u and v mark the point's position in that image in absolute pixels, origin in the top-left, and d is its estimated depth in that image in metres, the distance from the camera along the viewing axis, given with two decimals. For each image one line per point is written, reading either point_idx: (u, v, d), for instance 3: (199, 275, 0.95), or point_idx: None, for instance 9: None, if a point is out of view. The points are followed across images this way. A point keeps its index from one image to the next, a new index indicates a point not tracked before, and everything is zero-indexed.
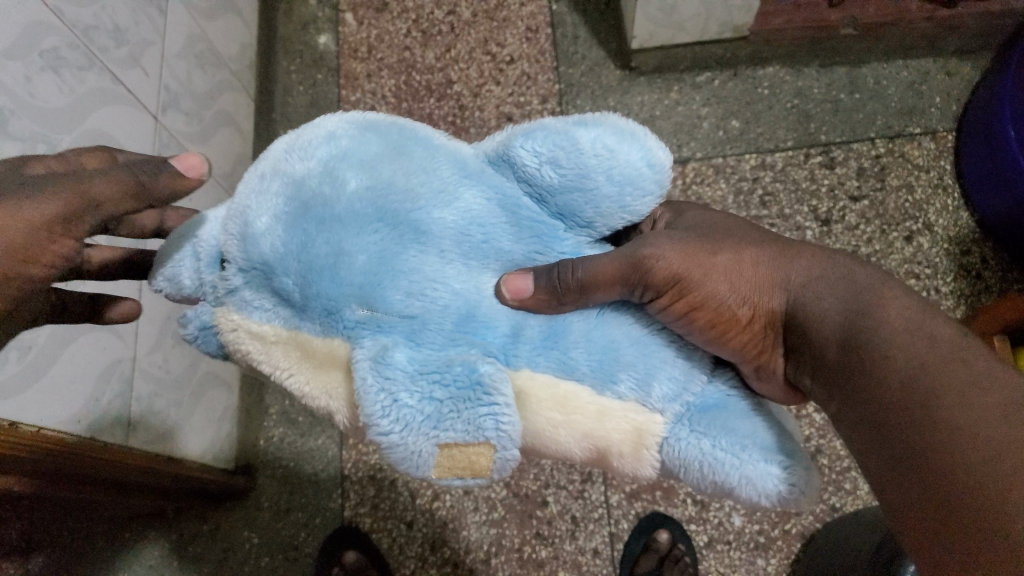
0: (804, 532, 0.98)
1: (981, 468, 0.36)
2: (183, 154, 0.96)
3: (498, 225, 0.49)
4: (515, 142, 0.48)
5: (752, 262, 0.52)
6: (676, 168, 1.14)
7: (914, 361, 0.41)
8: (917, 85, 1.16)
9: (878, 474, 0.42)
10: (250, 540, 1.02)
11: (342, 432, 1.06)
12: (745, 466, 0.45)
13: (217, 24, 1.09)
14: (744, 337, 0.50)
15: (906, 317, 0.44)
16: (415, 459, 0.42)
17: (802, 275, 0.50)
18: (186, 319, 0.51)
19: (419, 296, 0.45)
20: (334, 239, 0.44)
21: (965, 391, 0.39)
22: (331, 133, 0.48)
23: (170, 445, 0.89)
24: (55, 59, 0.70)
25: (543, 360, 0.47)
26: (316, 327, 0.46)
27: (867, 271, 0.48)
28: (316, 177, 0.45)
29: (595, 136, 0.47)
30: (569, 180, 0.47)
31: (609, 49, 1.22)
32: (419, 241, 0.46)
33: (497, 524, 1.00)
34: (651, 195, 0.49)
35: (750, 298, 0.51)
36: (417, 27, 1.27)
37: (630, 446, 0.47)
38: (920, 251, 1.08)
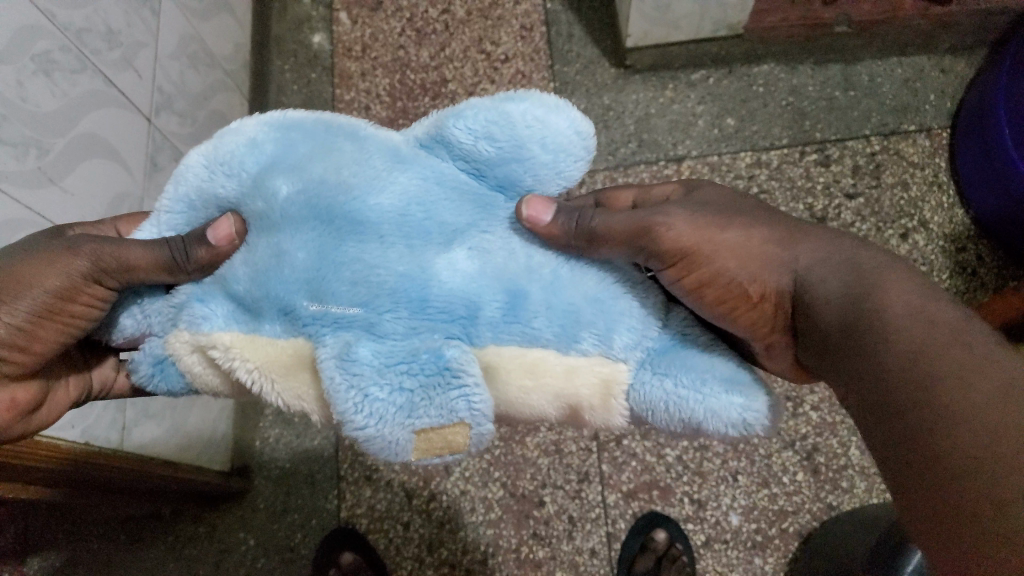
0: (801, 530, 0.98)
1: (978, 458, 0.36)
2: (176, 155, 0.95)
3: (442, 205, 0.48)
4: (447, 124, 0.49)
5: (760, 240, 0.51)
6: (672, 167, 1.14)
7: (910, 350, 0.41)
8: (911, 82, 1.17)
9: (881, 455, 0.42)
10: (246, 541, 1.02)
11: (338, 433, 1.05)
12: (708, 399, 0.47)
13: (211, 24, 1.09)
14: (750, 315, 0.51)
15: (908, 303, 0.43)
16: (394, 446, 0.44)
17: (809, 257, 0.49)
18: (137, 364, 0.53)
19: (365, 282, 0.45)
20: (276, 243, 0.46)
21: (965, 380, 0.39)
22: (252, 139, 0.49)
23: (165, 448, 0.89)
24: (47, 62, 0.70)
25: (507, 334, 0.46)
26: (278, 328, 0.46)
27: (870, 253, 0.48)
28: (250, 193, 0.48)
29: (524, 108, 0.48)
30: (506, 151, 0.49)
31: (604, 47, 1.22)
32: (358, 232, 0.46)
33: (494, 525, 1.00)
34: (581, 158, 0.52)
35: (760, 278, 0.50)
36: (411, 25, 1.26)
37: (599, 399, 0.48)
38: (916, 248, 1.09)
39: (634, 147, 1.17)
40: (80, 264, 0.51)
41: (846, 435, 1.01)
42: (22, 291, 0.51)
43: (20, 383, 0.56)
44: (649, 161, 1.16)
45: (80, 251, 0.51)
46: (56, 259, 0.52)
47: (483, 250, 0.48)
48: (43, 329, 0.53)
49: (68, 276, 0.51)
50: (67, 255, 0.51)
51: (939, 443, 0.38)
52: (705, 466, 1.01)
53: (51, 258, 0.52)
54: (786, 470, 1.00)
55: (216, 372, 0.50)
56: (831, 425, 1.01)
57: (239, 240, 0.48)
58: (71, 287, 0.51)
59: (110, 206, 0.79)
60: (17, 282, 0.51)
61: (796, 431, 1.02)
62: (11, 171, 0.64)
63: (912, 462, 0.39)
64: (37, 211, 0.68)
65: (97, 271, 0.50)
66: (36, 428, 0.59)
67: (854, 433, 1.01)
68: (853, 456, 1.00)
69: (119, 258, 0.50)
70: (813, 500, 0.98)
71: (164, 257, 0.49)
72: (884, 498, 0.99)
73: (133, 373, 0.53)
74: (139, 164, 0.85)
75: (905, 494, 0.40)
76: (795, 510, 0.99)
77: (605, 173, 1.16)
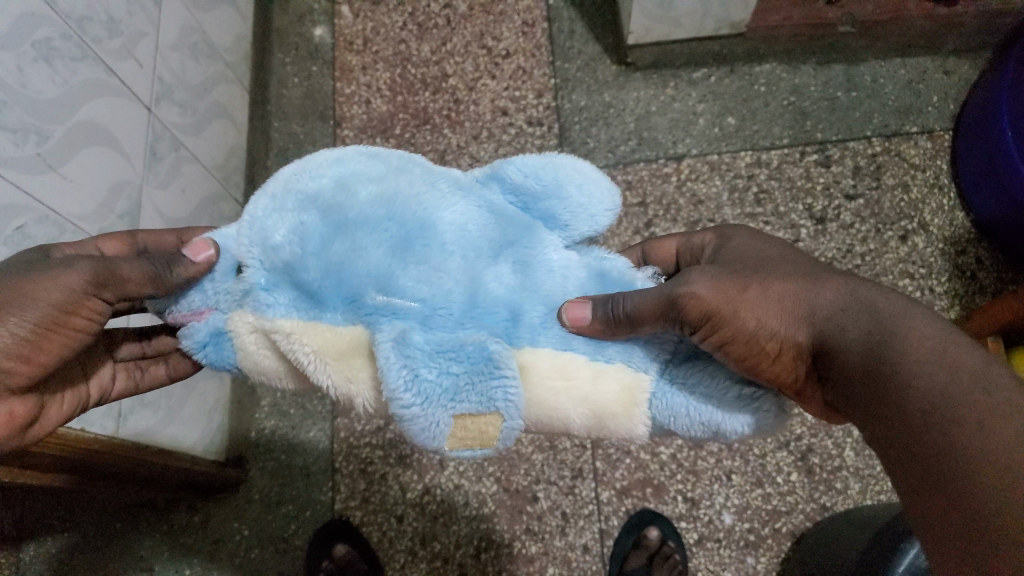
0: (794, 531, 0.98)
1: (997, 500, 0.35)
2: (177, 145, 0.95)
3: (490, 227, 0.52)
4: (502, 165, 0.55)
5: (780, 296, 0.50)
6: (672, 165, 1.14)
7: (930, 393, 0.40)
8: (914, 83, 1.16)
9: (904, 483, 0.41)
10: (240, 531, 1.02)
11: (334, 424, 1.06)
12: (721, 401, 0.51)
13: (213, 16, 1.09)
14: (775, 369, 0.51)
15: (931, 346, 0.42)
16: (432, 430, 0.46)
17: (827, 308, 0.49)
18: (191, 330, 0.54)
19: (428, 283, 0.49)
20: (352, 240, 0.48)
21: (988, 420, 0.37)
22: (337, 157, 0.53)
23: (162, 435, 0.89)
24: (48, 48, 0.70)
25: (544, 336, 0.50)
26: (339, 316, 0.49)
27: (891, 300, 0.47)
28: (329, 190, 0.50)
29: (568, 160, 0.56)
30: (549, 188, 0.54)
31: (605, 44, 1.22)
32: (425, 236, 0.49)
33: (486, 519, 1.00)
34: (611, 207, 0.57)
35: (780, 333, 0.50)
36: (413, 20, 1.27)
37: (622, 405, 0.51)
38: (916, 250, 1.08)
39: (634, 144, 1.16)
40: (77, 278, 0.52)
41: (841, 436, 1.01)
42: (20, 306, 0.50)
43: (21, 397, 0.55)
44: (649, 159, 1.15)
45: (72, 266, 0.52)
46: (50, 273, 0.52)
47: (526, 266, 0.52)
48: (43, 345, 0.52)
49: (69, 290, 0.52)
50: (62, 270, 0.52)
51: (957, 482, 0.37)
52: (699, 465, 1.01)
53: (45, 274, 0.52)
54: (781, 469, 1.00)
55: (272, 352, 0.52)
56: (826, 425, 1.01)
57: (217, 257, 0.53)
58: (72, 301, 0.52)
59: (109, 192, 0.80)
60: (13, 298, 0.50)
61: (791, 431, 1.02)
62: (10, 156, 0.65)
63: (936, 496, 0.38)
64: (37, 198, 0.68)
65: (96, 285, 0.52)
66: (35, 439, 0.58)
67: (848, 435, 1.01)
68: (848, 458, 1.00)
69: (115, 274, 0.53)
70: (807, 501, 0.98)
71: (150, 269, 0.52)
72: (878, 499, 0.99)
73: (184, 341, 0.54)
74: (139, 152, 0.86)
75: (928, 528, 0.39)
76: (789, 511, 0.99)
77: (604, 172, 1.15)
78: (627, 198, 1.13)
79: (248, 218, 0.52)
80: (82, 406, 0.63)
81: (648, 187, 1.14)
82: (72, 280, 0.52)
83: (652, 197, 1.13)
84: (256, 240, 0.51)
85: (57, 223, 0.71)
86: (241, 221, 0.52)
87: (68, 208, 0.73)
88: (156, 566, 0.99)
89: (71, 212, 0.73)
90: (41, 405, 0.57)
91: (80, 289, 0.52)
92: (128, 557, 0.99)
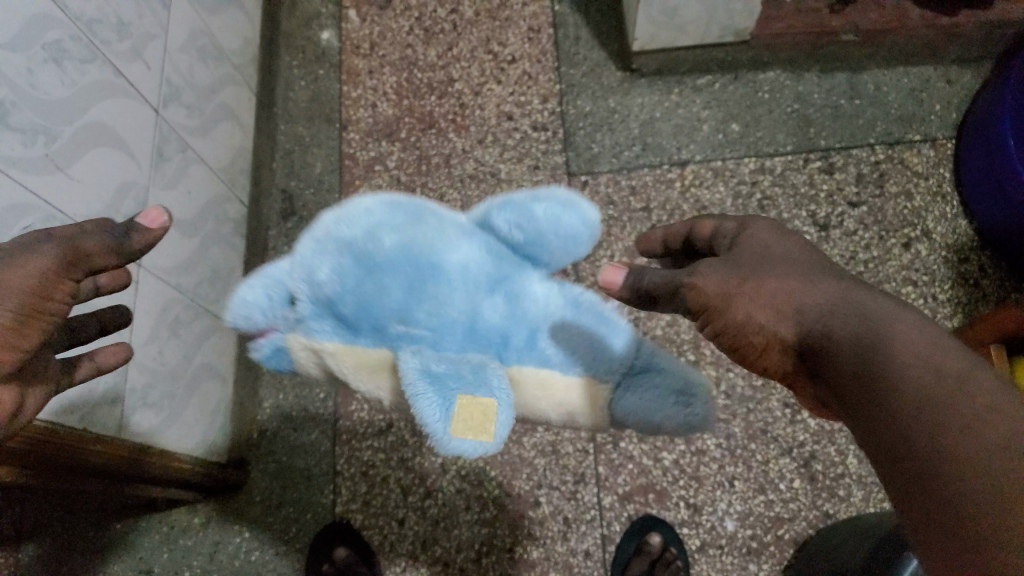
0: (796, 537, 0.97)
1: (980, 498, 0.35)
2: (183, 146, 0.95)
3: (489, 263, 0.53)
4: (495, 211, 0.54)
5: (772, 292, 0.50)
6: (675, 171, 1.15)
7: (916, 393, 0.40)
8: (918, 92, 1.17)
9: (887, 484, 0.41)
10: (240, 534, 1.01)
11: (336, 427, 1.06)
12: (664, 408, 0.53)
13: (221, 18, 1.10)
14: (764, 359, 0.51)
15: (917, 348, 0.42)
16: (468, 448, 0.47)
17: (815, 304, 0.48)
18: (260, 344, 0.57)
19: (439, 316, 0.51)
20: (378, 280, 0.50)
21: (968, 420, 0.37)
22: (368, 207, 0.53)
23: (165, 437, 0.88)
24: (58, 50, 0.70)
25: (528, 357, 0.54)
26: (369, 340, 0.53)
27: (880, 302, 0.46)
28: (364, 238, 0.51)
29: (545, 206, 0.53)
30: (530, 234, 0.53)
31: (611, 50, 1.23)
32: (437, 277, 0.51)
33: (488, 524, 1.00)
34: (584, 239, 0.55)
35: (769, 327, 0.49)
36: (420, 25, 1.28)
37: (580, 402, 0.55)
38: (918, 258, 1.08)
39: (639, 150, 1.17)
40: (48, 260, 0.49)
41: (844, 443, 1.01)
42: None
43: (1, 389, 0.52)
44: (653, 165, 1.16)
45: (39, 248, 0.49)
46: (13, 258, 0.48)
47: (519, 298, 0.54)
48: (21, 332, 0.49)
49: (42, 275, 0.49)
50: (30, 255, 0.48)
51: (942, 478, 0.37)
52: (702, 471, 1.01)
53: (11, 261, 0.48)
54: (783, 476, 1.00)
55: (318, 364, 0.57)
56: (829, 432, 1.01)
57: (168, 223, 0.56)
58: (47, 284, 0.49)
59: (115, 194, 0.80)
60: None
61: (794, 437, 1.02)
62: (19, 157, 0.65)
63: (917, 497, 0.38)
64: (46, 199, 0.68)
65: (68, 264, 0.50)
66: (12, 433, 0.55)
67: (851, 442, 1.01)
68: (850, 465, 1.00)
69: (83, 249, 0.51)
70: (809, 508, 0.98)
71: (112, 239, 0.53)
72: (880, 507, 0.98)
73: (255, 352, 0.58)
74: (146, 154, 0.86)
75: (910, 526, 0.39)
76: (792, 518, 0.98)
77: (609, 176, 1.16)
78: (631, 204, 1.13)
79: (299, 256, 0.53)
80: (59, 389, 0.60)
81: (652, 192, 1.14)
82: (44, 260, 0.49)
83: (656, 203, 1.13)
84: (304, 277, 0.52)
85: (64, 223, 0.71)
86: (295, 258, 0.53)
87: (75, 209, 0.73)
88: (155, 568, 0.98)
89: (78, 212, 0.73)
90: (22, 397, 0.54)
91: (51, 270, 0.49)
92: (127, 558, 0.99)
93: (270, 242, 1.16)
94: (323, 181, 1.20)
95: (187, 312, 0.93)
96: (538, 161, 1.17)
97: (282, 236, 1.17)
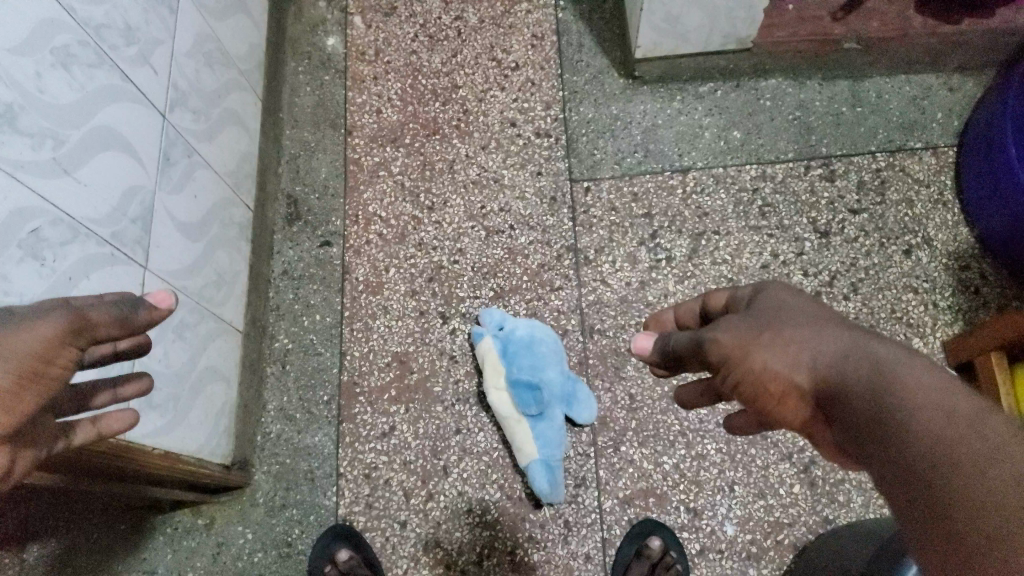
0: (796, 543, 0.98)
1: (996, 540, 0.36)
2: (190, 150, 0.97)
3: None
4: None
5: (787, 343, 0.50)
6: (677, 177, 1.15)
7: (931, 433, 0.41)
8: (919, 100, 1.18)
9: (907, 519, 0.42)
10: (244, 535, 1.02)
11: (339, 429, 1.07)
12: None
13: (227, 24, 1.11)
14: (783, 410, 0.51)
15: (927, 391, 0.43)
16: None
17: (827, 355, 0.49)
18: None
19: None
20: None
21: (979, 460, 0.39)
22: None
23: (170, 438, 0.88)
24: (66, 55, 0.72)
25: None
26: None
27: (891, 349, 0.47)
28: None
29: None
30: None
31: (613, 58, 1.24)
32: None
33: (490, 527, 1.00)
34: None
35: (784, 377, 0.50)
36: (424, 31, 1.30)
37: None
38: (919, 265, 1.09)
39: (641, 156, 1.18)
40: (53, 328, 0.49)
41: None
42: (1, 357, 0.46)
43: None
44: (654, 172, 1.17)
45: (48, 318, 0.50)
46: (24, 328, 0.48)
47: None
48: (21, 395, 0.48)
49: (47, 340, 0.49)
50: (35, 321, 0.49)
51: (955, 518, 0.38)
52: (702, 475, 1.01)
53: (19, 326, 0.48)
54: (783, 481, 1.00)
55: None
56: None
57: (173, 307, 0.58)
58: (50, 350, 0.49)
59: (122, 198, 0.80)
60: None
61: (794, 442, 1.02)
62: (28, 161, 0.66)
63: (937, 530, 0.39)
64: (53, 201, 0.69)
65: (72, 333, 0.50)
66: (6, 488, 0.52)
67: None
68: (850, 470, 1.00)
69: (87, 320, 0.52)
70: (809, 512, 0.98)
71: (117, 312, 0.54)
72: (880, 513, 0.98)
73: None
74: (152, 158, 0.87)
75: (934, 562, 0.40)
76: (791, 523, 0.99)
77: (611, 182, 1.16)
78: (633, 210, 1.14)
79: None
80: (70, 436, 0.56)
81: (653, 198, 1.15)
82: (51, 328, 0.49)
83: (658, 208, 1.14)
84: None
85: (71, 226, 0.72)
86: None
87: (82, 211, 0.73)
88: (161, 569, 1.00)
89: (85, 215, 0.74)
90: (12, 459, 0.50)
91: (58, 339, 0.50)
92: (132, 558, 1.00)
93: (274, 246, 1.17)
94: (327, 186, 1.21)
95: (192, 315, 0.94)
96: (541, 167, 1.18)
97: (286, 240, 1.18)
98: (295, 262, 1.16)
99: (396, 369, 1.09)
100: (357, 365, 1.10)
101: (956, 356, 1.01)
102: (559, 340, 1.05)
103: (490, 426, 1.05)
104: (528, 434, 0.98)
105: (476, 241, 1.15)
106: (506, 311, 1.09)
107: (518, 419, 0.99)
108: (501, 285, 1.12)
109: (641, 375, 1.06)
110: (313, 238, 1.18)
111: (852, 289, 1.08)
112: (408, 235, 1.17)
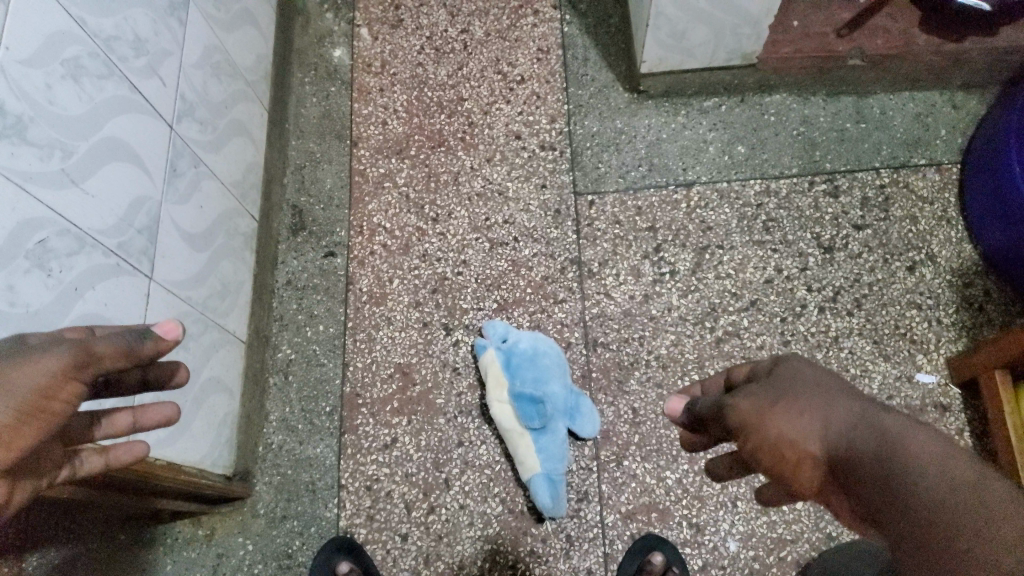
0: (799, 560, 0.97)
1: None
2: (196, 161, 0.97)
3: None
4: None
5: (801, 412, 0.50)
6: (681, 192, 1.16)
7: (941, 501, 0.43)
8: (923, 117, 1.18)
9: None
10: (244, 546, 1.01)
11: (341, 441, 1.06)
12: None
13: (234, 36, 1.12)
14: (799, 480, 0.50)
15: (936, 459, 0.44)
16: None
17: (841, 424, 0.49)
18: None
19: None
20: None
21: (983, 528, 0.41)
22: None
23: (171, 450, 0.88)
24: (76, 67, 0.72)
25: None
26: None
27: (900, 419, 0.47)
28: None
29: None
30: None
31: (619, 72, 1.24)
32: None
33: (491, 540, 1.00)
34: None
35: (801, 446, 0.49)
36: (431, 44, 1.30)
37: None
38: (923, 282, 1.09)
39: (645, 170, 1.18)
40: (57, 361, 0.49)
41: None
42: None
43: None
44: (658, 186, 1.17)
45: (53, 351, 0.50)
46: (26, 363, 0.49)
47: None
48: (23, 430, 0.48)
49: (49, 375, 0.49)
50: (39, 356, 0.49)
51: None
52: (704, 491, 1.01)
53: (20, 362, 0.49)
54: None
55: None
56: None
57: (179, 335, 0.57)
58: (53, 385, 0.49)
59: (129, 209, 0.81)
60: None
61: None
62: (35, 172, 0.66)
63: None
64: (60, 213, 0.69)
65: (77, 367, 0.50)
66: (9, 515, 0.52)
67: None
68: None
69: (93, 353, 0.51)
70: (812, 529, 0.97)
71: (123, 342, 0.53)
72: None
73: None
74: (159, 168, 0.87)
75: None
76: (794, 539, 0.98)
77: (615, 196, 1.17)
78: (637, 224, 1.14)
79: None
80: (76, 464, 0.56)
81: (657, 212, 1.15)
82: (54, 361, 0.49)
83: (661, 222, 1.14)
84: None
85: (79, 237, 0.72)
86: None
87: (89, 223, 0.73)
88: None
89: (91, 226, 0.74)
90: (11, 489, 0.51)
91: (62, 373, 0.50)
92: (131, 568, 0.99)
93: (279, 257, 1.18)
94: (333, 197, 1.21)
95: (196, 325, 0.94)
96: (545, 180, 1.18)
97: (291, 250, 1.18)
98: (299, 272, 1.16)
99: (399, 381, 1.09)
100: (359, 376, 1.10)
101: (960, 373, 1.00)
102: (562, 354, 1.05)
103: (493, 440, 1.05)
104: (531, 448, 0.98)
105: (480, 253, 1.15)
106: (510, 323, 1.09)
107: (521, 433, 0.99)
108: (504, 297, 1.12)
109: (644, 390, 1.06)
110: (318, 249, 1.18)
111: (856, 305, 1.08)
112: (412, 246, 1.17)
